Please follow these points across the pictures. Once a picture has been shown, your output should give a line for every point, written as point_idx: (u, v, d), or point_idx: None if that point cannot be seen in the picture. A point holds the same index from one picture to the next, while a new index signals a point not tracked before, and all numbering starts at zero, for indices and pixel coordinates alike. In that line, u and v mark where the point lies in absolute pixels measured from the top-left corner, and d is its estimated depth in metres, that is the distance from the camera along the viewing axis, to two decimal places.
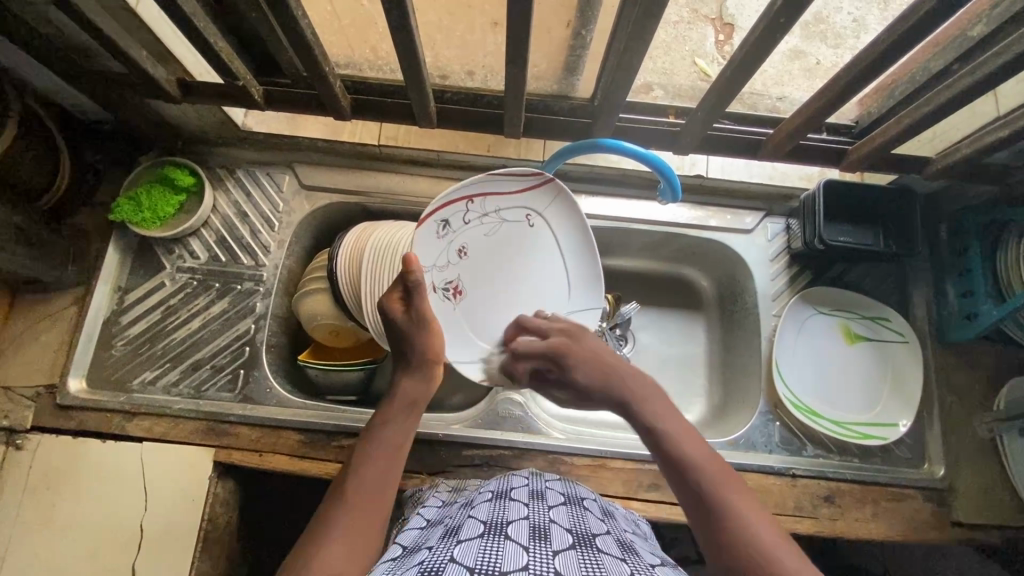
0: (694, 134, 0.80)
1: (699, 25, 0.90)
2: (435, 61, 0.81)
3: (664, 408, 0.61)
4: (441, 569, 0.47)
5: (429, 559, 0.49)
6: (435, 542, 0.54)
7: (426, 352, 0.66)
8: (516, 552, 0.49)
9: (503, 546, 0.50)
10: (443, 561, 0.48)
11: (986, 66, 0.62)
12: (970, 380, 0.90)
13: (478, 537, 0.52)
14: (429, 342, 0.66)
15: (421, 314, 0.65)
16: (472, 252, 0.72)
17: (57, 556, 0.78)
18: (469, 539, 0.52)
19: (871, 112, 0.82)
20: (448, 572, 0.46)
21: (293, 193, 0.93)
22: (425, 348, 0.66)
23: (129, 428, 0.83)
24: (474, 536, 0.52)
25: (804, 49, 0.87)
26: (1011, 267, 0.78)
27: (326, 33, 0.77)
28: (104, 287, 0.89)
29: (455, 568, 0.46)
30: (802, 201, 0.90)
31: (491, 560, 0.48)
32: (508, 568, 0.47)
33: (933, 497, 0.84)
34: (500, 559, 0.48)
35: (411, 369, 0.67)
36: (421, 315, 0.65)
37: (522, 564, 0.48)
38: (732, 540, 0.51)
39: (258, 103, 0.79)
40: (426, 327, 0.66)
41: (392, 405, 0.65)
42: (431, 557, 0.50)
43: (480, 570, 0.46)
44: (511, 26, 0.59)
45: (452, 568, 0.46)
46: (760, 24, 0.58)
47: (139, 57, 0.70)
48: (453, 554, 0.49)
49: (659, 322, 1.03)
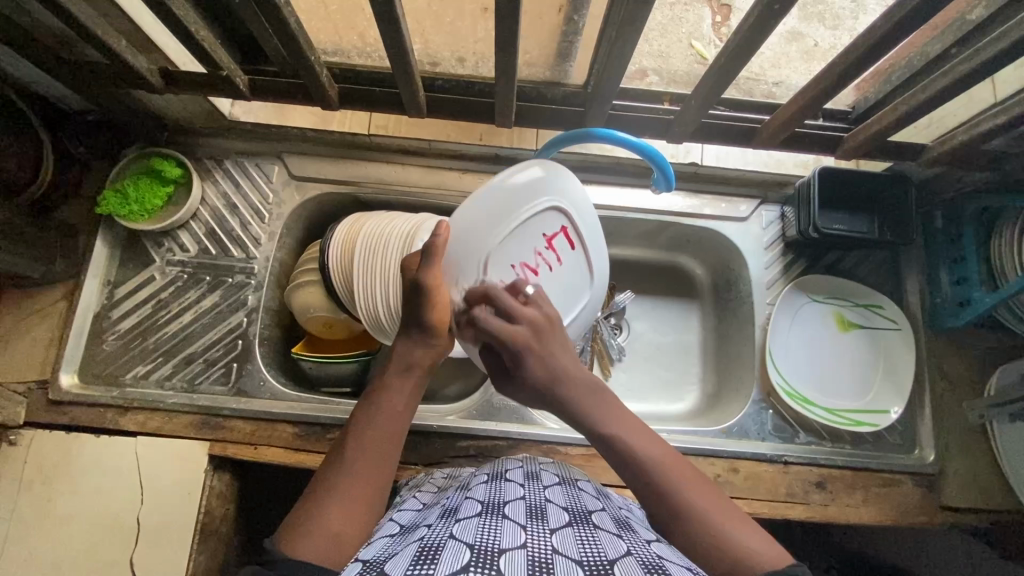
0: (689, 120, 0.78)
1: (697, 5, 0.82)
2: (425, 47, 0.79)
3: (604, 407, 0.59)
4: (440, 546, 0.47)
5: (428, 537, 0.49)
6: (434, 520, 0.55)
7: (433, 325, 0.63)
8: (512, 530, 0.49)
9: (500, 524, 0.51)
10: (443, 537, 0.48)
11: (984, 52, 0.61)
12: (962, 365, 0.90)
13: (476, 516, 0.52)
14: (431, 311, 0.62)
15: (426, 281, 0.61)
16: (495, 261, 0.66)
17: (57, 551, 0.78)
18: (467, 517, 0.52)
19: (867, 97, 0.81)
20: (447, 549, 0.46)
21: (283, 184, 0.92)
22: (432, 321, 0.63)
23: (122, 423, 0.83)
24: (472, 515, 0.53)
25: (802, 31, 0.82)
26: (1003, 254, 0.79)
27: (312, 20, 0.75)
28: (93, 281, 0.88)
29: (454, 545, 0.47)
30: (797, 187, 0.89)
31: (490, 536, 0.48)
32: (507, 545, 0.47)
33: (923, 482, 0.85)
34: (498, 536, 0.48)
35: (413, 332, 0.63)
36: (426, 281, 0.61)
37: (521, 541, 0.48)
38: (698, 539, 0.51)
39: (244, 92, 0.77)
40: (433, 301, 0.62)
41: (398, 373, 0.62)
42: (430, 534, 0.50)
43: (479, 547, 0.46)
44: (501, 13, 0.58)
45: (452, 544, 0.47)
46: (755, 10, 0.57)
47: (120, 47, 0.68)
48: (452, 532, 0.49)
49: (653, 311, 1.03)
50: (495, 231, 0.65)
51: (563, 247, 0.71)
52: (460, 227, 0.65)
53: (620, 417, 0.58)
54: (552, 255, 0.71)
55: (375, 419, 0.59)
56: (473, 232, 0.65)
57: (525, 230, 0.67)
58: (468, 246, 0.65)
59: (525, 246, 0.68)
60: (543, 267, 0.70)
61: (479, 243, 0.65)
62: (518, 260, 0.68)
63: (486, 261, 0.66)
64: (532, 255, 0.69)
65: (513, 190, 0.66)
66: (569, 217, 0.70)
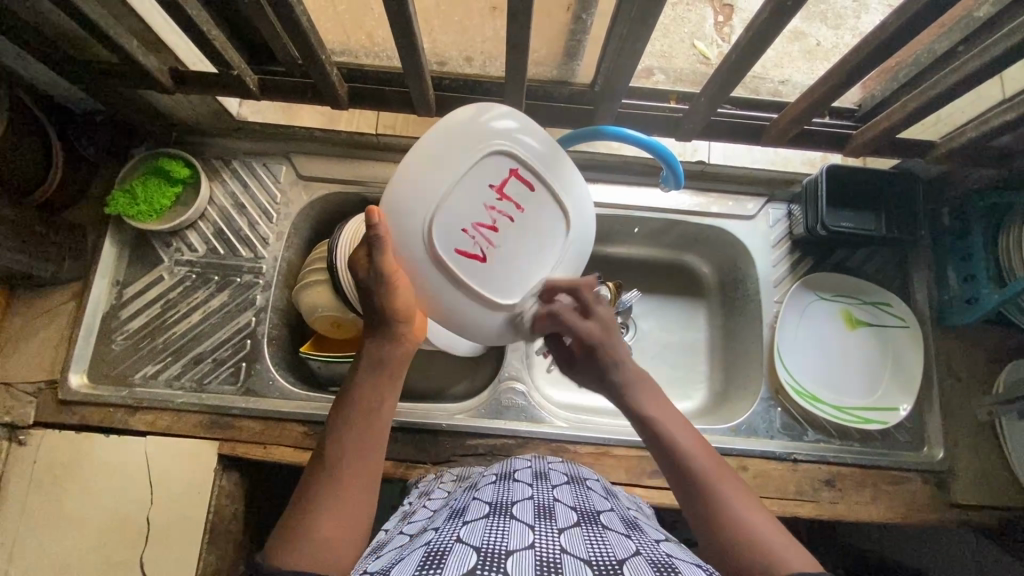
0: (697, 119, 0.78)
1: (699, 7, 0.88)
2: (432, 46, 0.80)
3: (645, 394, 0.64)
4: (447, 551, 0.47)
5: (435, 542, 0.49)
6: (442, 523, 0.55)
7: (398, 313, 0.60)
8: (520, 531, 0.49)
9: (508, 525, 0.51)
10: (450, 542, 0.48)
11: (994, 50, 0.61)
12: (970, 363, 0.90)
13: (484, 518, 0.52)
14: (400, 296, 0.60)
15: (383, 272, 0.58)
16: (444, 220, 0.56)
17: (67, 550, 0.78)
18: (475, 520, 0.52)
19: (874, 95, 0.81)
20: (454, 554, 0.46)
21: (291, 184, 0.92)
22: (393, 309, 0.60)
23: (131, 422, 0.83)
24: (479, 517, 0.53)
25: (804, 30, 0.85)
26: (1011, 252, 0.78)
27: (321, 20, 0.75)
28: (102, 281, 0.88)
29: (461, 548, 0.46)
30: (805, 185, 0.89)
31: (497, 539, 0.48)
32: (514, 546, 0.47)
33: (932, 479, 0.86)
34: (506, 538, 0.48)
35: (374, 330, 0.63)
36: (384, 274, 0.58)
37: (528, 542, 0.48)
38: (725, 529, 0.52)
39: (253, 92, 0.78)
40: (392, 287, 0.59)
41: (364, 373, 0.62)
42: (437, 539, 0.50)
43: (486, 549, 0.46)
44: (512, 12, 0.58)
45: (459, 548, 0.47)
46: (765, 7, 0.57)
47: (130, 47, 0.69)
48: (459, 535, 0.49)
49: (660, 309, 1.03)
50: (430, 187, 0.56)
51: (521, 194, 0.59)
52: (393, 194, 0.56)
53: (666, 409, 0.63)
54: (509, 207, 0.59)
55: (350, 420, 0.59)
56: (407, 193, 0.55)
57: (468, 180, 0.57)
58: (402, 210, 0.56)
59: (472, 202, 0.57)
60: (501, 222, 0.59)
61: (413, 205, 0.56)
62: (468, 221, 0.57)
63: (427, 223, 0.56)
64: (483, 210, 0.58)
65: (450, 135, 0.56)
66: (518, 156, 0.58)
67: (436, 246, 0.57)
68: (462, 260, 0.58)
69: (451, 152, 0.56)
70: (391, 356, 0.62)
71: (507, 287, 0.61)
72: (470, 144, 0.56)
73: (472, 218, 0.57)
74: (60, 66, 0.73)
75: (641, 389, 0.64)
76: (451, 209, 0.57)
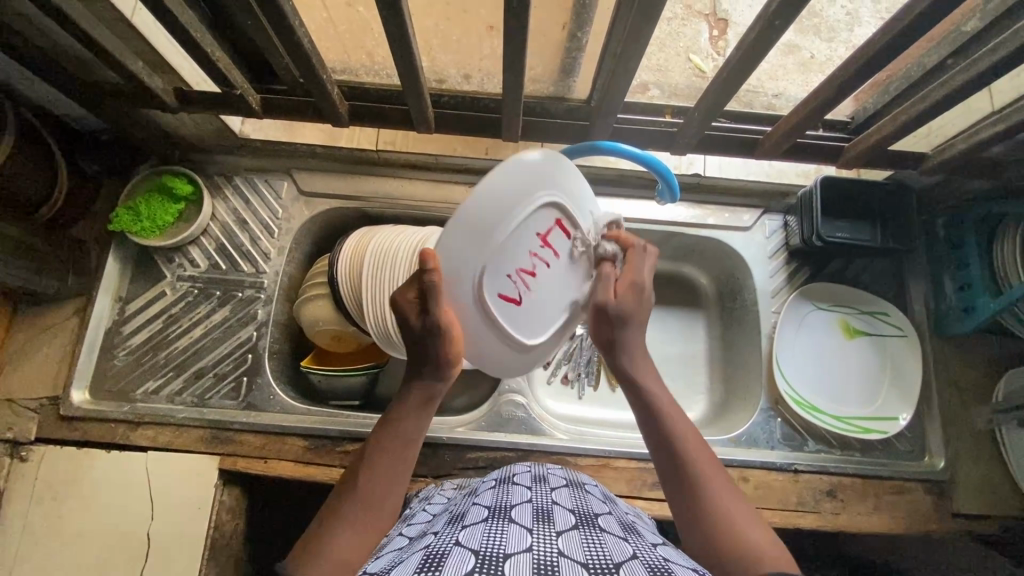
0: (692, 133, 0.80)
1: (693, 21, 0.89)
2: (431, 65, 0.81)
3: (653, 378, 0.63)
4: (446, 553, 0.47)
5: (434, 544, 0.49)
6: (441, 527, 0.55)
7: (443, 355, 0.59)
8: (518, 534, 0.50)
9: (506, 528, 0.51)
10: (449, 544, 0.48)
11: (981, 63, 0.63)
12: (969, 372, 0.90)
13: (483, 522, 0.52)
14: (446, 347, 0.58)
15: (437, 323, 0.56)
16: (493, 268, 0.56)
17: (68, 566, 0.78)
18: (474, 523, 0.52)
19: (865, 107, 0.83)
20: (452, 557, 0.46)
21: (293, 200, 0.93)
22: (440, 352, 0.58)
23: (133, 438, 0.83)
24: (478, 520, 0.53)
25: (798, 43, 0.86)
26: (1006, 258, 0.79)
27: (322, 39, 0.76)
28: (105, 298, 0.89)
29: (459, 552, 0.47)
30: (799, 197, 0.90)
31: (496, 542, 0.48)
32: (512, 549, 0.47)
33: (934, 489, 0.85)
34: (504, 541, 0.48)
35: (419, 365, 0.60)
36: (437, 324, 0.55)
37: (526, 545, 0.48)
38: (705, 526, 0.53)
39: (255, 110, 0.79)
40: (442, 335, 0.57)
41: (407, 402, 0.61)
42: (437, 541, 0.50)
43: (484, 552, 0.47)
44: (508, 32, 0.59)
45: (458, 551, 0.47)
46: (756, 25, 0.59)
47: (136, 68, 0.70)
48: (458, 538, 0.49)
49: (659, 321, 1.03)
50: (491, 238, 0.54)
51: (558, 242, 0.62)
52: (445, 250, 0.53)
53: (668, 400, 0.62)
54: (548, 253, 0.61)
55: (386, 446, 0.58)
56: (464, 243, 0.53)
57: (522, 230, 0.56)
58: (456, 255, 0.54)
59: (522, 251, 0.58)
60: (539, 267, 0.61)
61: (473, 251, 0.54)
62: (514, 268, 0.58)
63: (481, 271, 0.55)
64: (527, 258, 0.59)
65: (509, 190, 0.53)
66: (562, 209, 0.60)
67: (485, 291, 0.57)
68: (503, 306, 0.59)
69: (524, 185, 0.54)
70: (438, 393, 0.61)
71: (531, 321, 0.64)
72: (531, 190, 0.55)
73: (517, 266, 0.58)
74: (67, 87, 0.75)
75: (652, 379, 0.63)
76: (502, 256, 0.56)
